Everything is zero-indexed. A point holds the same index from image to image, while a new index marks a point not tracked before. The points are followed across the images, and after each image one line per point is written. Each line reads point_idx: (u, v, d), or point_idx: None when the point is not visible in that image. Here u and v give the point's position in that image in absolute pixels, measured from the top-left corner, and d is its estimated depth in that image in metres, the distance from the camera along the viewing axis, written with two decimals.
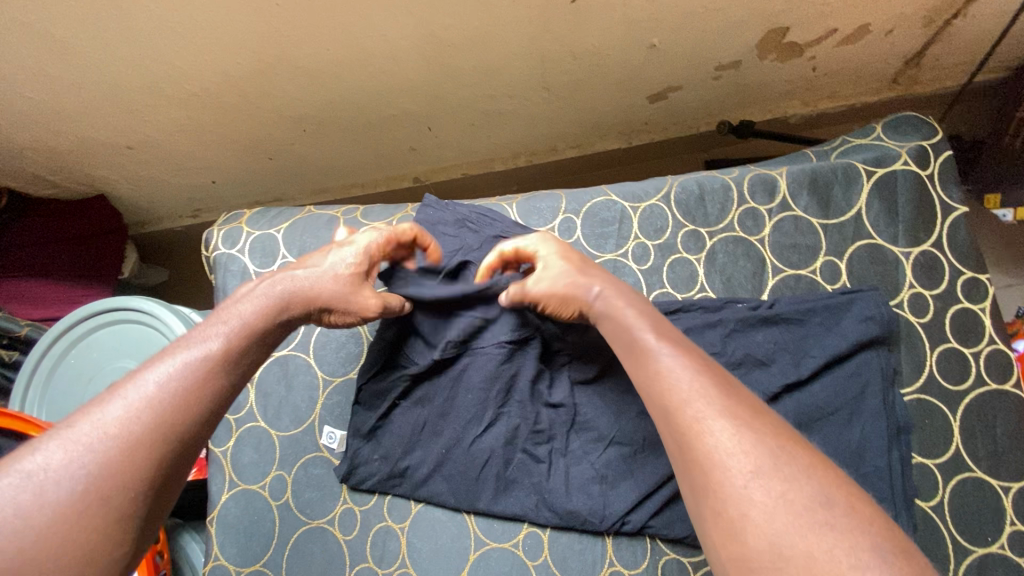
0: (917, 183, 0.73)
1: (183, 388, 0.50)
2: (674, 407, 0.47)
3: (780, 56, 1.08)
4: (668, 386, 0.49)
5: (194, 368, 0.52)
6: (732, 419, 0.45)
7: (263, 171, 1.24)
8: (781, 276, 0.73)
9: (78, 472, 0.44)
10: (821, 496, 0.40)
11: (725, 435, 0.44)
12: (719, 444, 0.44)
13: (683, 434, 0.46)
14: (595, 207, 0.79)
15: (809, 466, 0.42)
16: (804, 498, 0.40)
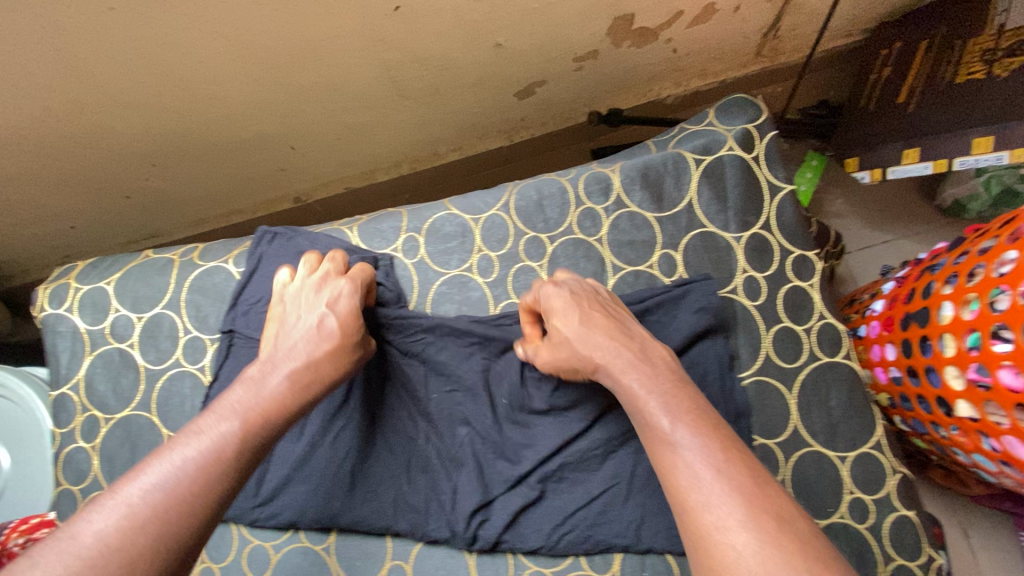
0: (743, 167, 0.74)
1: (265, 404, 0.54)
2: (650, 420, 0.51)
3: (635, 42, 1.07)
4: (646, 404, 0.52)
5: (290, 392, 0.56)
6: (700, 440, 0.48)
7: (124, 211, 1.17)
8: (622, 274, 0.74)
9: (164, 484, 0.45)
10: (783, 509, 0.43)
11: (693, 448, 0.47)
12: (688, 459, 0.47)
13: (659, 446, 0.49)
14: (437, 223, 0.77)
15: (765, 483, 0.45)
16: (775, 509, 0.43)
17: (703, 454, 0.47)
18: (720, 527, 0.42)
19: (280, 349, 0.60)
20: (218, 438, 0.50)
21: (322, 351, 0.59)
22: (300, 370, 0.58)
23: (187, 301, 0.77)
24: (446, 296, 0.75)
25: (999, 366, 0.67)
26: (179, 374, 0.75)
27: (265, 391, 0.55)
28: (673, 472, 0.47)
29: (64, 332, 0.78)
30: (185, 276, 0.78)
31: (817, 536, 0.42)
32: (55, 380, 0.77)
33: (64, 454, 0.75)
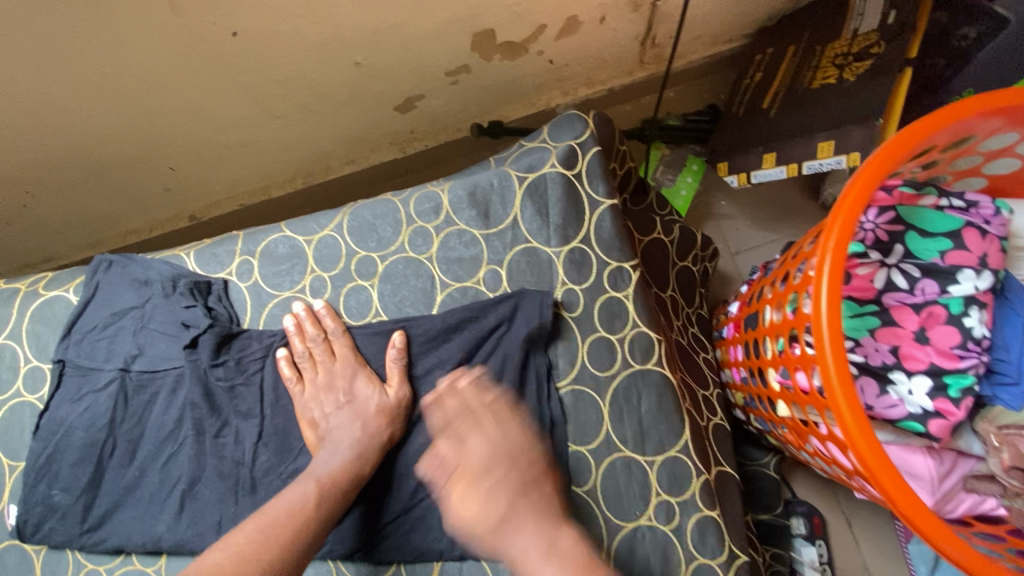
0: (565, 183, 0.77)
1: (333, 456, 0.65)
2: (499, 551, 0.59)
3: (506, 55, 1.09)
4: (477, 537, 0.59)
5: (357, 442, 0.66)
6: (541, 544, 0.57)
7: (12, 235, 1.18)
8: (448, 290, 0.76)
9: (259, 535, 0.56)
10: None
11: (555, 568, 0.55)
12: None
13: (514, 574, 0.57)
14: (271, 245, 0.78)
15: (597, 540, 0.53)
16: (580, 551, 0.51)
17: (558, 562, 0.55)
18: None
19: (340, 419, 0.68)
20: (302, 499, 0.60)
21: (373, 408, 0.68)
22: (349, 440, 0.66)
23: (28, 331, 0.78)
24: (279, 317, 0.76)
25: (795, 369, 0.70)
26: (19, 404, 0.76)
27: (337, 452, 0.65)
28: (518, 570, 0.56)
29: None
30: (27, 306, 0.79)
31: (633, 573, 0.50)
32: None
33: None
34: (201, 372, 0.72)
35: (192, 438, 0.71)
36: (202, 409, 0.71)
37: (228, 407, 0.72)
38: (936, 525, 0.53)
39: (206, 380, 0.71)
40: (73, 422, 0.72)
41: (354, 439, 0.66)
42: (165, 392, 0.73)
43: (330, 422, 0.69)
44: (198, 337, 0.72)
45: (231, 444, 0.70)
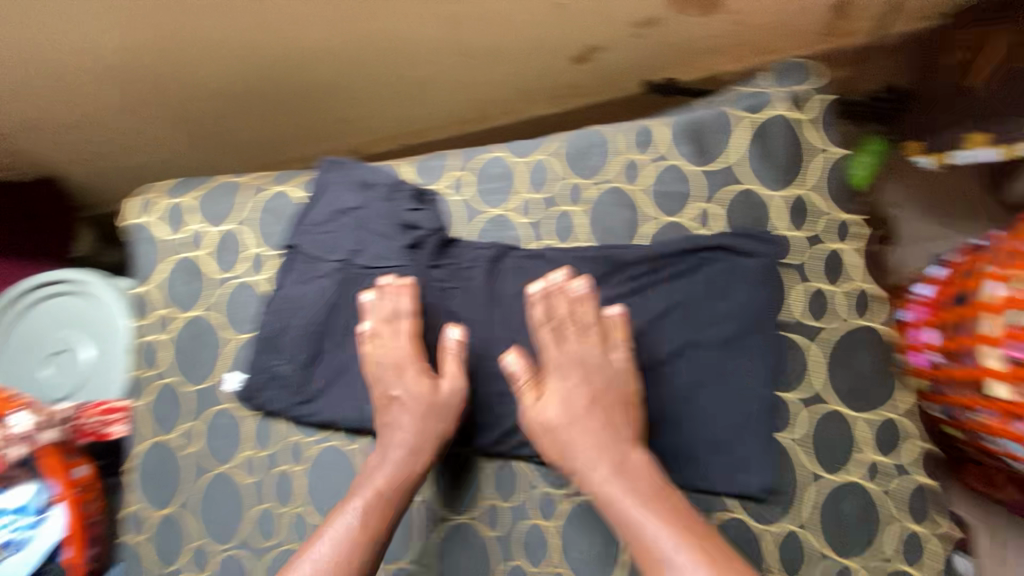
0: (792, 128, 0.74)
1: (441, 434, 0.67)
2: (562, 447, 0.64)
3: (697, 11, 1.08)
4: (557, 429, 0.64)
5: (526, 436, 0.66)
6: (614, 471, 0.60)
7: (203, 148, 1.28)
8: (658, 225, 0.75)
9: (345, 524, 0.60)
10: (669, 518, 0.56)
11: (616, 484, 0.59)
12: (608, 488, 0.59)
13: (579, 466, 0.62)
14: (485, 163, 0.81)
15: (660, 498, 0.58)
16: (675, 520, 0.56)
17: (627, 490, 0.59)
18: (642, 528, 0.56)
19: (449, 389, 0.68)
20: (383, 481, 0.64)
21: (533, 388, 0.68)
22: (596, 420, 0.64)
23: (256, 220, 0.85)
24: (486, 232, 0.79)
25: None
26: (245, 284, 0.84)
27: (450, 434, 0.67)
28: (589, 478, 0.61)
29: (150, 238, 0.87)
30: (255, 198, 0.86)
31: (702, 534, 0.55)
32: (140, 280, 0.87)
33: (143, 343, 0.86)
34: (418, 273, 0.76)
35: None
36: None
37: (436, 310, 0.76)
38: None
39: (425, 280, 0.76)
40: (299, 301, 0.78)
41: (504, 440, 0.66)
42: (379, 288, 0.77)
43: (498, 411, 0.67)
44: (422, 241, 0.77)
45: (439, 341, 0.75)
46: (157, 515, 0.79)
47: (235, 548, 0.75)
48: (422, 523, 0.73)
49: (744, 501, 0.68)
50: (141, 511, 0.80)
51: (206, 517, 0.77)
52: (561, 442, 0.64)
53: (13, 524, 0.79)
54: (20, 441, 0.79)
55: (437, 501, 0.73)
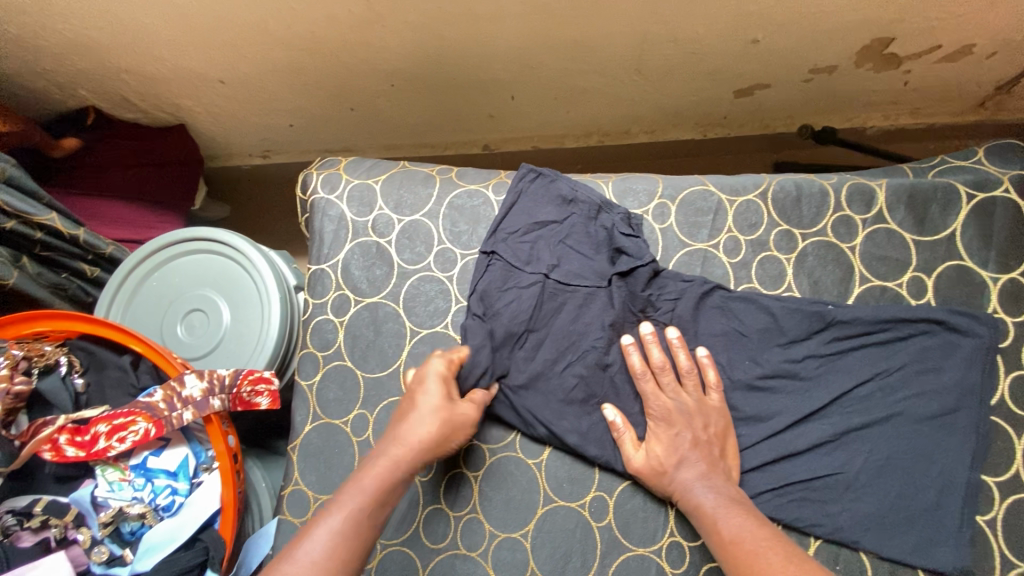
0: (1015, 212, 0.75)
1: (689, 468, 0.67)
2: (679, 489, 0.67)
3: (876, 66, 1.07)
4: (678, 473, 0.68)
5: (699, 461, 0.67)
6: (732, 509, 0.63)
7: (340, 121, 1.26)
8: (868, 285, 0.75)
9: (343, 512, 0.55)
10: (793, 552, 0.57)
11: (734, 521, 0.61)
12: (729, 525, 0.61)
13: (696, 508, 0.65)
14: (692, 195, 0.80)
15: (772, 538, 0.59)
16: (787, 551, 0.56)
17: (743, 525, 0.60)
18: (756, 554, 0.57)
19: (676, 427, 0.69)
20: (390, 464, 0.60)
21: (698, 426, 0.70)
22: (708, 466, 0.67)
23: (445, 215, 0.84)
24: (686, 265, 0.79)
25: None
26: (428, 278, 0.82)
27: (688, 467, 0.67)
28: (704, 513, 0.63)
29: (331, 216, 0.85)
30: (447, 193, 0.85)
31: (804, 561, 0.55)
32: (315, 257, 0.85)
33: (313, 322, 0.83)
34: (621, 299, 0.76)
35: (597, 356, 0.74)
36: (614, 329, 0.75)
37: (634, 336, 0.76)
38: None
39: (628, 306, 0.75)
40: (491, 306, 0.76)
41: (688, 467, 0.67)
42: (576, 306, 0.76)
43: (679, 441, 0.69)
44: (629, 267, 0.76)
45: None
46: (317, 500, 0.78)
47: (401, 545, 0.74)
48: (599, 549, 0.72)
49: None
50: (299, 493, 0.79)
51: None
52: (671, 481, 0.68)
53: (169, 488, 0.78)
54: (187, 405, 0.77)
55: (614, 532, 0.72)
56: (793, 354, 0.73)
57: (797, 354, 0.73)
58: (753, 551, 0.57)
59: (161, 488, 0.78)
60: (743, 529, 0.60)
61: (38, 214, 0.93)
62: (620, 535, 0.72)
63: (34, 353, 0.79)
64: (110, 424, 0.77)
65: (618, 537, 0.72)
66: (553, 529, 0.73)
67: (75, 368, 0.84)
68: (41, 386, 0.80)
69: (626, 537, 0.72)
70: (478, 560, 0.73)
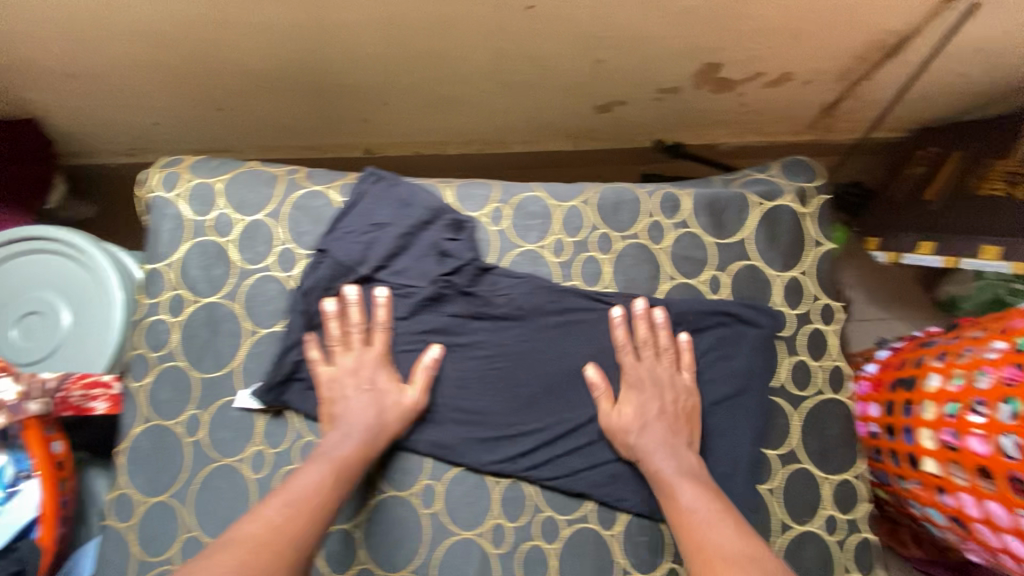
0: (795, 219, 0.86)
1: (651, 442, 0.73)
2: (648, 463, 0.72)
3: (713, 88, 1.19)
4: (649, 449, 0.73)
5: (646, 437, 0.73)
6: (691, 482, 0.70)
7: (210, 121, 1.24)
8: (675, 283, 0.84)
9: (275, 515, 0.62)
10: (710, 524, 0.65)
11: (696, 494, 0.68)
12: (690, 498, 0.68)
13: (661, 482, 0.71)
14: (523, 200, 0.86)
15: (722, 507, 0.67)
16: (737, 521, 0.65)
17: (697, 497, 0.68)
18: (708, 524, 0.65)
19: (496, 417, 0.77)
20: (327, 472, 0.67)
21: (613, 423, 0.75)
22: (671, 436, 0.74)
23: (287, 215, 0.85)
24: (518, 265, 0.84)
25: (908, 427, 0.90)
26: (268, 277, 0.82)
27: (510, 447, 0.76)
28: (670, 487, 0.70)
29: (170, 215, 0.85)
30: (290, 193, 0.86)
31: (750, 531, 0.65)
32: (152, 256, 0.84)
33: (147, 323, 0.82)
34: (450, 296, 0.81)
35: (422, 351, 0.79)
36: (446, 326, 0.80)
37: (462, 332, 0.81)
38: None
39: (456, 305, 0.81)
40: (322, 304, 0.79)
41: (647, 439, 0.73)
42: (405, 304, 0.80)
43: (672, 417, 0.75)
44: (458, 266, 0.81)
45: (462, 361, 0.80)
46: (146, 502, 0.76)
47: None
48: (427, 535, 0.75)
49: None
50: (127, 496, 0.77)
51: (201, 509, 0.75)
52: (645, 455, 0.73)
53: None
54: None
55: (443, 517, 0.75)
56: (607, 346, 0.80)
57: (611, 345, 0.80)
58: (706, 526, 0.65)
59: None
60: (698, 500, 0.68)
61: None
62: (448, 520, 0.75)
63: None
64: None
65: (446, 522, 0.75)
66: (383, 519, 0.75)
67: None
68: None
69: (453, 521, 0.75)
70: None
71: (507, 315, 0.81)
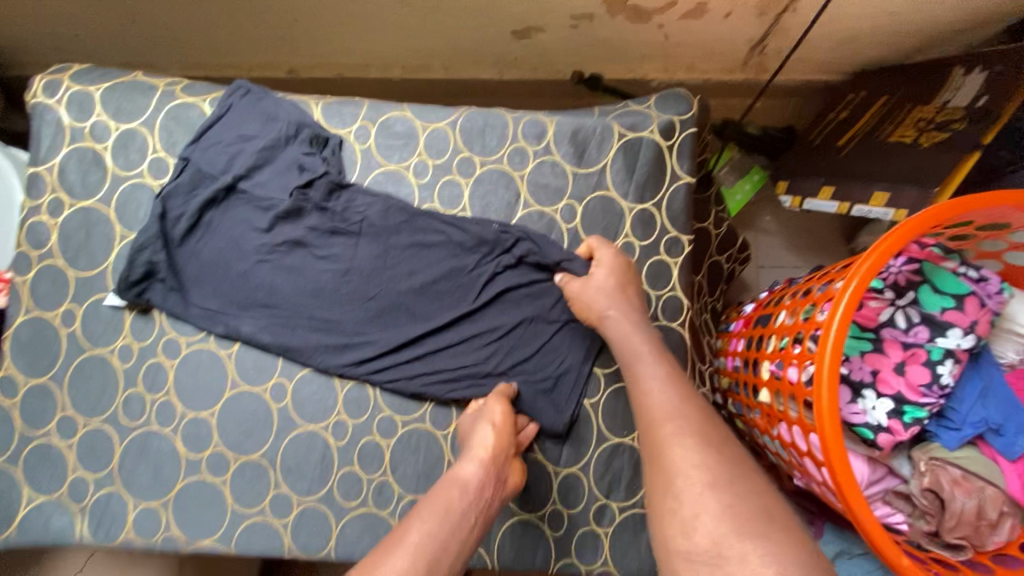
0: (657, 151, 0.87)
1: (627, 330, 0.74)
2: (626, 348, 0.72)
3: (629, 17, 1.16)
4: (627, 333, 0.73)
5: (619, 324, 0.74)
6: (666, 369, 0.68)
7: (128, 33, 1.24)
8: (529, 210, 0.86)
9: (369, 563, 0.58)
10: (679, 405, 0.63)
11: (660, 378, 0.67)
12: (653, 381, 0.67)
13: (632, 365, 0.70)
14: (390, 120, 0.88)
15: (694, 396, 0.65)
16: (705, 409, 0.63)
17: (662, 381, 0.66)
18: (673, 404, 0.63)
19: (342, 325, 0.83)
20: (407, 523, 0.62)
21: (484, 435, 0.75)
22: (632, 318, 0.75)
23: (161, 125, 0.88)
24: (379, 185, 0.87)
25: (756, 359, 0.96)
26: (140, 185, 0.87)
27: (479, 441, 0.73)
28: (638, 372, 0.69)
29: (49, 120, 0.88)
30: (164, 103, 0.88)
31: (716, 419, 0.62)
32: (34, 159, 0.88)
33: (28, 223, 0.87)
34: (308, 210, 0.84)
35: (279, 259, 0.83)
36: (302, 240, 0.83)
37: (319, 246, 0.84)
38: (857, 495, 0.67)
39: (314, 219, 0.84)
40: (183, 210, 0.83)
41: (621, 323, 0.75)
42: (264, 214, 0.83)
43: (629, 304, 0.77)
44: (316, 181, 0.84)
45: (317, 273, 0.83)
46: (27, 383, 0.84)
47: (102, 422, 0.83)
48: (275, 425, 0.83)
49: (546, 449, 0.82)
50: (9, 378, 0.84)
51: (76, 391, 0.84)
52: (625, 338, 0.73)
53: None
54: None
55: (290, 410, 0.83)
56: (454, 265, 0.84)
57: (458, 265, 0.83)
58: (663, 398, 0.64)
59: None
60: (657, 372, 0.67)
61: None
62: (294, 413, 0.83)
63: None
64: None
65: (293, 415, 0.83)
66: (236, 408, 0.83)
67: None
68: None
69: (299, 414, 0.83)
70: (168, 435, 0.83)
71: (361, 230, 0.84)
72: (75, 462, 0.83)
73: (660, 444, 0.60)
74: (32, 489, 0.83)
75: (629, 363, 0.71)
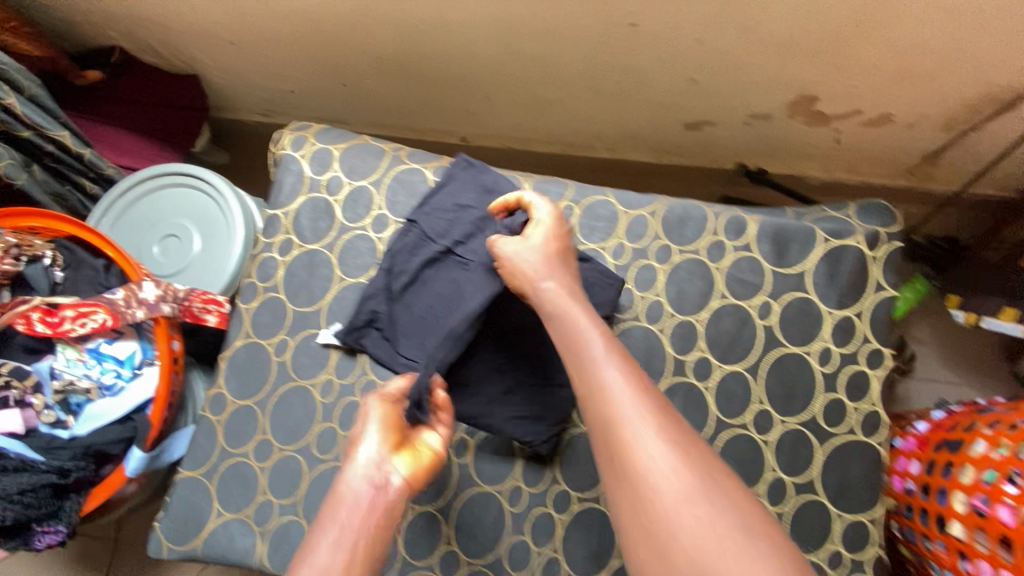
0: (861, 260, 0.86)
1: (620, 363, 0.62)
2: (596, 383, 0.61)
3: (806, 121, 1.19)
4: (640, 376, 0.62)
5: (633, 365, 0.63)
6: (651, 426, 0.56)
7: (334, 94, 1.40)
8: (724, 302, 0.87)
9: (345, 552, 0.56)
10: (695, 490, 0.52)
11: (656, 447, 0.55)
12: (647, 456, 0.54)
13: (612, 416, 0.58)
14: (594, 203, 0.93)
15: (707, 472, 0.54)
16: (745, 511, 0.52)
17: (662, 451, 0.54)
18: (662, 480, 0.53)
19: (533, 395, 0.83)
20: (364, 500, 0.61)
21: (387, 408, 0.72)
22: (574, 300, 0.71)
23: (387, 186, 0.98)
24: None
25: (942, 488, 0.89)
26: (362, 236, 0.96)
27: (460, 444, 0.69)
28: (612, 418, 0.58)
29: (293, 171, 1.00)
30: (392, 167, 0.99)
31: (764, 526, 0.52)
32: (273, 203, 1.00)
33: (260, 257, 0.98)
34: None
35: None
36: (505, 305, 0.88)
37: None
38: None
39: None
40: (401, 267, 0.90)
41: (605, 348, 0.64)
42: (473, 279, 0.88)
43: (568, 276, 0.75)
44: None
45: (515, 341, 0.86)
46: (234, 403, 0.92)
47: (292, 452, 0.88)
48: (454, 481, 0.85)
49: None
50: (220, 396, 0.92)
51: (275, 418, 0.90)
52: (583, 357, 0.63)
53: (115, 371, 0.93)
54: (142, 305, 0.92)
55: (469, 470, 0.85)
56: (645, 348, 0.86)
57: (648, 349, 0.86)
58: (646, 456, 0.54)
59: (108, 370, 0.93)
60: (608, 367, 0.62)
61: (52, 129, 1.08)
62: (473, 473, 0.85)
63: (26, 243, 0.96)
64: (76, 309, 0.91)
65: (472, 475, 0.85)
66: None
67: (57, 263, 0.98)
68: (27, 270, 0.95)
69: (478, 475, 0.84)
70: None
71: None
72: (264, 487, 0.88)
73: (626, 451, 0.55)
74: (221, 505, 0.88)
75: (598, 401, 0.59)
